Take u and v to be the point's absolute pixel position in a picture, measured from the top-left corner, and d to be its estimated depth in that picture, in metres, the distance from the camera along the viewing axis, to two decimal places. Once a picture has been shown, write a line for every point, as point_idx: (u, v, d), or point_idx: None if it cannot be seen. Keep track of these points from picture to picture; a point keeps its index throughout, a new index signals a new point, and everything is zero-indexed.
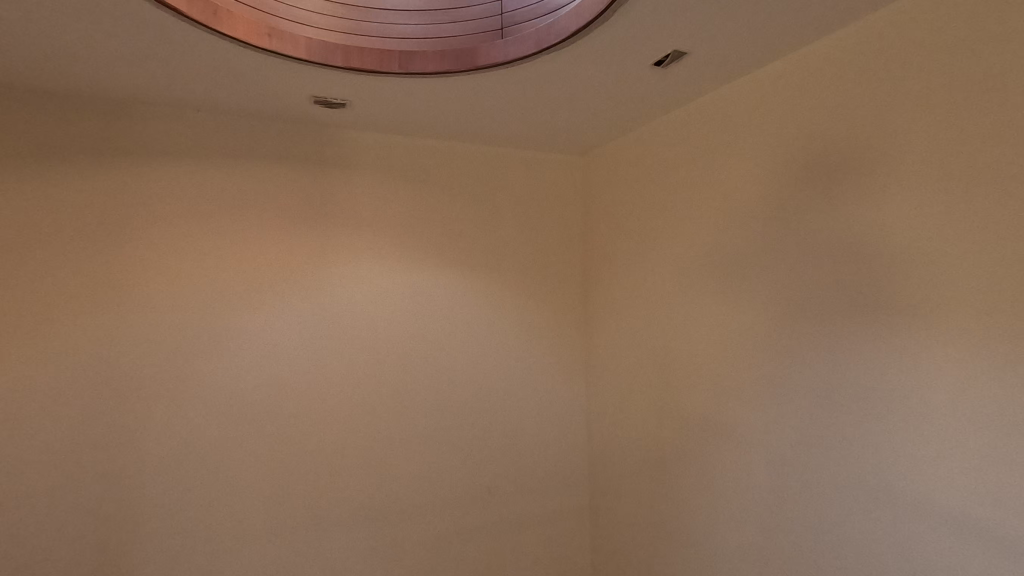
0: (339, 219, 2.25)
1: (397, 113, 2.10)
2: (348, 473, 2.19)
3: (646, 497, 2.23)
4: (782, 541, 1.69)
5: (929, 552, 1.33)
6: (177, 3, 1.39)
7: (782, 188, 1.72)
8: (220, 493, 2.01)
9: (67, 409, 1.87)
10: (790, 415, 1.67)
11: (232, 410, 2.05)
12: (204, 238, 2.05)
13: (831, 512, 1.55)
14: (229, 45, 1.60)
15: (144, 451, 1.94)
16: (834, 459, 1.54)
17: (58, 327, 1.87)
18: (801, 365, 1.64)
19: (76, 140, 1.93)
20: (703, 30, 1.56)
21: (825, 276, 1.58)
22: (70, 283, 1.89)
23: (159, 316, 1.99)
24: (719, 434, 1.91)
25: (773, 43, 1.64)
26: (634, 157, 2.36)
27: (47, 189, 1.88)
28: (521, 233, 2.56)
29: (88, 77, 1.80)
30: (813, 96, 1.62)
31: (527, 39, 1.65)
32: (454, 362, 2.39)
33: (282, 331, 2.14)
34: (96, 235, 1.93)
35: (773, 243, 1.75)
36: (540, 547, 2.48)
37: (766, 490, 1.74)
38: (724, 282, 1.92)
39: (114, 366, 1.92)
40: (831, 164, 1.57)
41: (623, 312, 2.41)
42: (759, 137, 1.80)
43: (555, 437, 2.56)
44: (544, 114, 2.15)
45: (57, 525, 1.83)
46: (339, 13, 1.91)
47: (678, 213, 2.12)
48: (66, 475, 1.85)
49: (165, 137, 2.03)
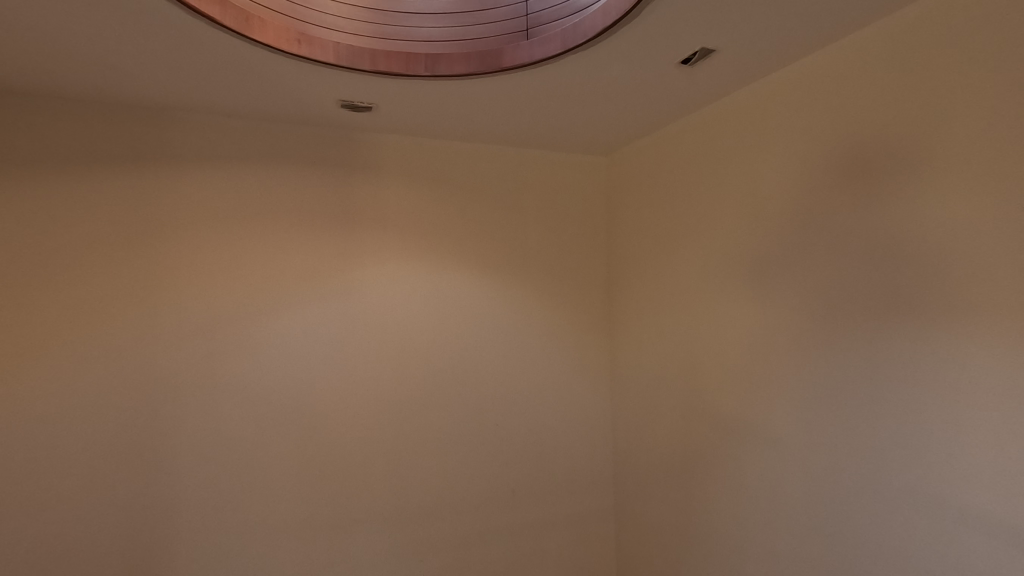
0: (363, 220, 2.26)
1: (419, 114, 2.10)
2: (375, 474, 2.22)
3: (673, 500, 2.21)
4: (808, 542, 1.67)
5: (957, 551, 1.31)
6: (211, 10, 1.42)
7: (810, 187, 1.68)
8: (252, 491, 2.06)
9: (106, 408, 1.93)
10: (815, 415, 1.65)
11: (263, 410, 2.09)
12: (229, 241, 2.09)
13: (857, 511, 1.53)
14: (258, 51, 1.62)
15: (178, 450, 1.99)
16: (859, 454, 1.52)
17: (95, 329, 1.93)
18: (829, 365, 1.61)
19: (108, 146, 1.98)
20: (729, 30, 1.54)
21: (854, 277, 1.54)
22: (103, 288, 1.95)
23: (189, 318, 2.03)
24: (745, 437, 1.89)
25: (802, 42, 1.61)
26: (658, 156, 2.34)
27: (83, 195, 1.94)
28: (544, 234, 2.55)
29: (119, 84, 1.84)
30: (843, 92, 1.58)
31: (552, 40, 1.64)
32: (479, 364, 2.41)
33: (308, 333, 2.17)
34: (128, 239, 1.98)
35: (801, 243, 1.71)
36: (564, 548, 2.49)
37: (790, 491, 1.73)
38: (751, 283, 1.89)
39: (148, 367, 1.98)
40: (860, 163, 1.53)
41: (648, 313, 2.39)
42: (787, 134, 1.76)
43: (581, 438, 2.56)
44: (567, 115, 2.14)
45: (95, 521, 1.90)
46: (365, 18, 1.92)
47: (704, 213, 2.10)
48: (103, 472, 1.91)
49: (193, 142, 2.07)
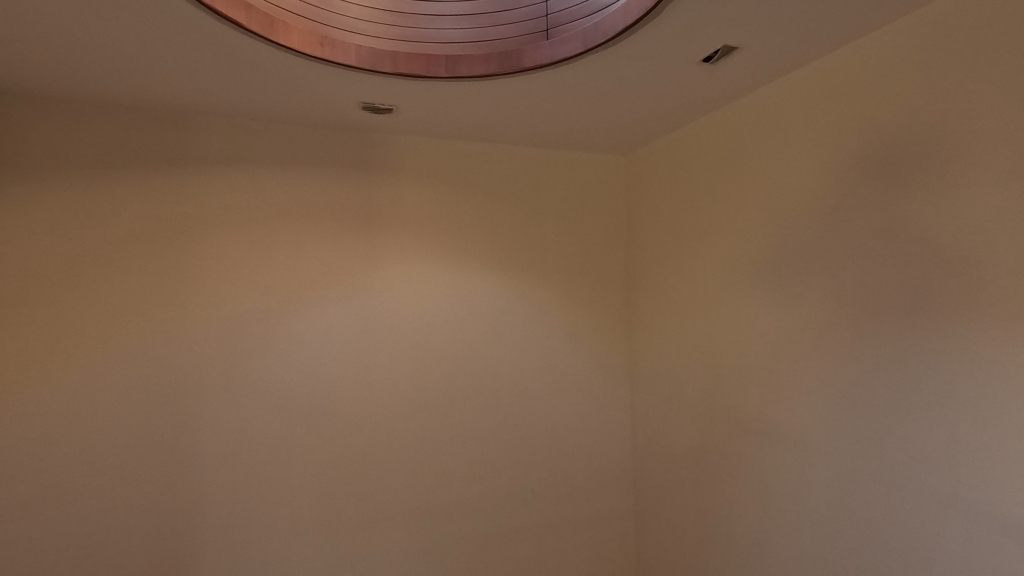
0: (382, 220, 2.28)
1: (437, 115, 2.11)
2: (394, 473, 2.23)
3: (694, 502, 2.19)
4: (832, 543, 1.64)
5: (987, 551, 1.27)
6: (237, 15, 1.45)
7: (833, 185, 1.65)
8: (274, 489, 2.09)
9: (132, 406, 1.97)
10: (840, 415, 1.62)
11: (284, 408, 2.12)
12: (250, 242, 2.12)
13: (882, 509, 1.50)
14: (281, 55, 1.64)
15: (202, 448, 2.02)
16: (886, 453, 1.49)
17: (122, 329, 1.97)
18: (854, 365, 1.58)
19: (134, 149, 2.02)
20: (751, 28, 1.52)
21: (881, 277, 1.51)
22: (131, 290, 1.99)
23: (212, 318, 2.07)
24: (767, 438, 1.87)
25: (825, 39, 1.58)
26: (679, 155, 2.32)
27: (110, 197, 1.98)
28: (562, 234, 2.54)
29: (144, 88, 1.88)
30: (868, 87, 1.55)
31: (572, 40, 1.63)
32: (498, 364, 2.41)
33: (329, 332, 2.19)
34: (154, 241, 2.02)
35: (824, 242, 1.68)
36: (583, 549, 2.48)
37: (814, 493, 1.70)
38: (773, 283, 1.86)
39: (172, 366, 2.02)
40: (885, 161, 1.50)
41: (668, 313, 2.38)
42: (810, 131, 1.73)
43: (599, 439, 2.55)
44: (586, 115, 2.13)
45: (121, 517, 1.94)
46: (386, 20, 1.93)
47: (725, 213, 2.08)
48: (130, 470, 1.95)
49: (216, 145, 2.11)
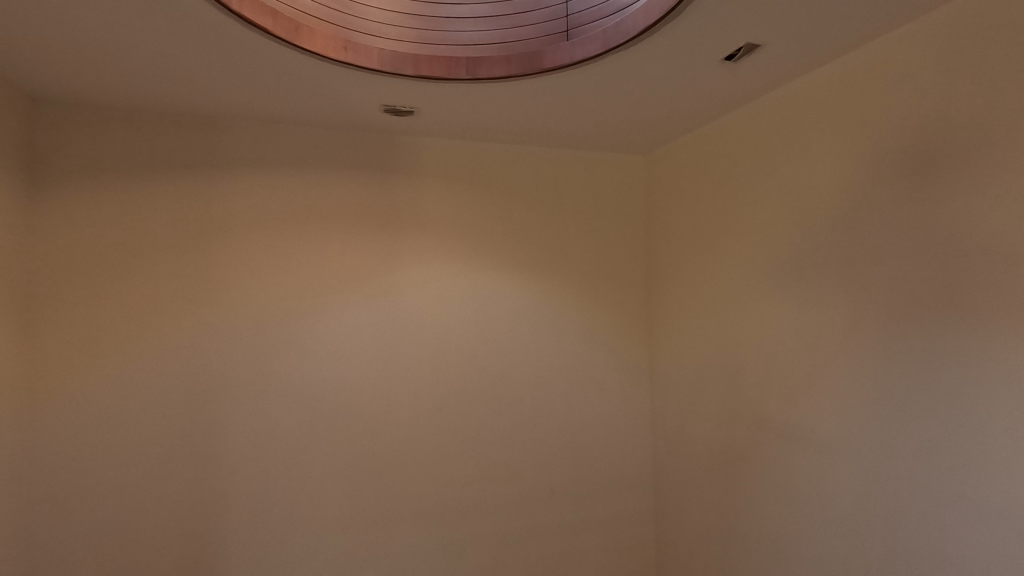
0: (402, 221, 2.30)
1: (456, 117, 2.12)
2: (416, 472, 2.25)
3: (716, 505, 2.17)
4: (856, 545, 1.61)
5: (1017, 554, 1.24)
6: (263, 21, 1.47)
7: (860, 183, 1.62)
8: (298, 486, 2.12)
9: (160, 405, 2.02)
10: (864, 416, 1.59)
11: (307, 408, 2.15)
12: (273, 243, 2.15)
13: (907, 510, 1.48)
14: (304, 59, 1.67)
15: (229, 446, 2.07)
16: (910, 454, 1.47)
17: (151, 330, 2.02)
18: (882, 364, 1.55)
19: (161, 153, 2.07)
20: (775, 26, 1.50)
21: (909, 278, 1.48)
22: (158, 291, 2.04)
23: (237, 318, 2.11)
24: (791, 440, 1.84)
25: (850, 36, 1.56)
26: (700, 154, 2.29)
27: (139, 200, 2.03)
28: (582, 234, 2.54)
29: (171, 94, 1.92)
30: (897, 83, 1.51)
31: (593, 40, 1.63)
32: (517, 365, 2.41)
33: (351, 331, 2.22)
34: (182, 243, 2.06)
35: (851, 241, 1.65)
36: (603, 549, 2.48)
37: (838, 494, 1.67)
38: (796, 284, 1.84)
39: (199, 366, 2.06)
40: (913, 160, 1.47)
41: (688, 314, 2.36)
42: (836, 127, 1.69)
43: (619, 440, 2.54)
44: (604, 115, 2.13)
45: (151, 513, 1.99)
46: (407, 23, 1.95)
47: (747, 211, 2.05)
48: (159, 467, 2.00)
49: (239, 148, 2.14)
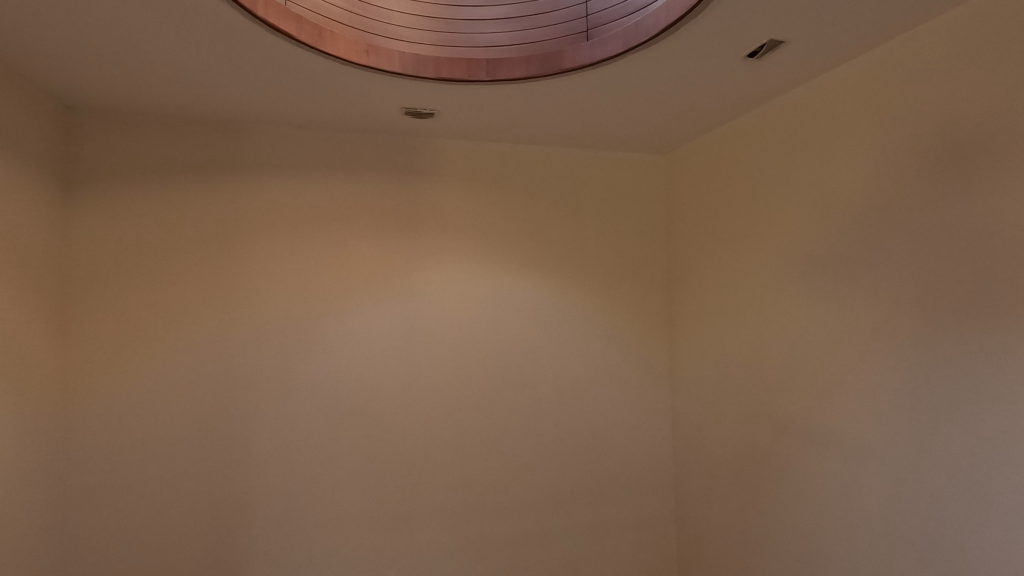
0: (424, 224, 2.32)
1: (476, 118, 2.13)
2: (437, 472, 2.27)
3: (740, 508, 2.14)
4: (886, 550, 1.57)
5: None
6: (288, 27, 1.50)
7: (888, 180, 1.58)
8: (321, 485, 2.15)
9: (188, 403, 2.06)
10: (894, 418, 1.56)
11: (330, 407, 2.18)
12: (296, 244, 2.19)
13: (939, 515, 1.44)
14: (327, 63, 1.69)
15: (254, 445, 2.10)
16: (944, 457, 1.43)
17: (178, 330, 2.07)
18: (913, 364, 1.51)
19: (187, 157, 2.11)
20: (799, 22, 1.48)
21: (943, 278, 1.44)
22: (185, 293, 2.08)
23: (261, 318, 2.14)
24: (817, 443, 1.81)
25: (878, 30, 1.53)
26: (722, 152, 2.27)
27: (166, 203, 2.08)
28: (602, 234, 2.53)
29: (197, 99, 1.96)
30: (928, 78, 1.48)
31: (614, 39, 1.62)
32: (538, 365, 2.41)
33: (374, 332, 2.24)
34: (207, 245, 2.11)
35: (879, 239, 1.61)
36: (624, 551, 2.46)
37: (867, 498, 1.64)
38: (822, 284, 1.80)
39: (225, 366, 2.10)
40: (945, 157, 1.44)
41: (711, 314, 2.33)
42: (862, 123, 1.66)
43: (640, 441, 2.53)
44: (624, 114, 2.11)
45: (179, 510, 2.03)
46: (428, 26, 1.97)
47: (770, 210, 2.02)
48: (186, 464, 2.05)
49: (262, 151, 2.18)
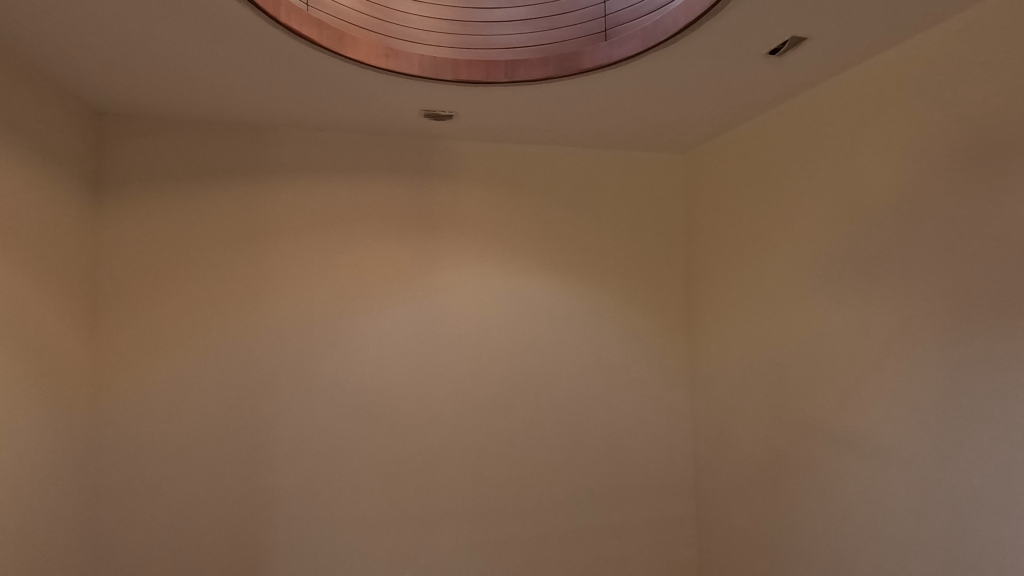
0: (442, 225, 2.33)
1: (493, 119, 2.14)
2: (455, 472, 2.27)
3: (762, 510, 2.11)
4: (913, 554, 1.54)
5: None
6: (310, 32, 1.53)
7: (914, 178, 1.55)
8: (342, 483, 2.17)
9: (211, 402, 2.10)
10: (922, 420, 1.52)
11: (350, 407, 2.20)
12: (316, 246, 2.22)
13: (969, 518, 1.40)
14: (348, 67, 1.71)
15: (276, 443, 2.14)
16: (974, 460, 1.40)
17: (202, 330, 2.11)
18: (942, 365, 1.48)
19: (210, 161, 2.15)
20: (822, 19, 1.45)
21: (973, 277, 1.40)
22: (209, 293, 2.12)
23: (282, 318, 2.18)
24: (841, 445, 1.77)
25: (903, 25, 1.50)
26: (742, 150, 2.24)
27: (191, 206, 2.13)
28: (619, 234, 2.52)
29: (220, 103, 2.00)
30: (956, 73, 1.45)
31: (632, 39, 1.62)
32: (556, 365, 2.41)
33: (393, 332, 2.26)
34: (230, 246, 2.15)
35: (905, 237, 1.58)
36: (643, 553, 2.44)
37: (893, 501, 1.60)
38: (845, 283, 1.77)
39: (248, 365, 2.14)
40: (975, 153, 1.40)
41: (731, 315, 2.31)
42: (888, 119, 1.62)
43: (659, 442, 2.51)
44: (642, 114, 2.10)
45: (203, 506, 2.07)
46: (446, 29, 1.99)
47: (792, 208, 1.99)
48: (210, 462, 2.09)
49: (283, 154, 2.22)
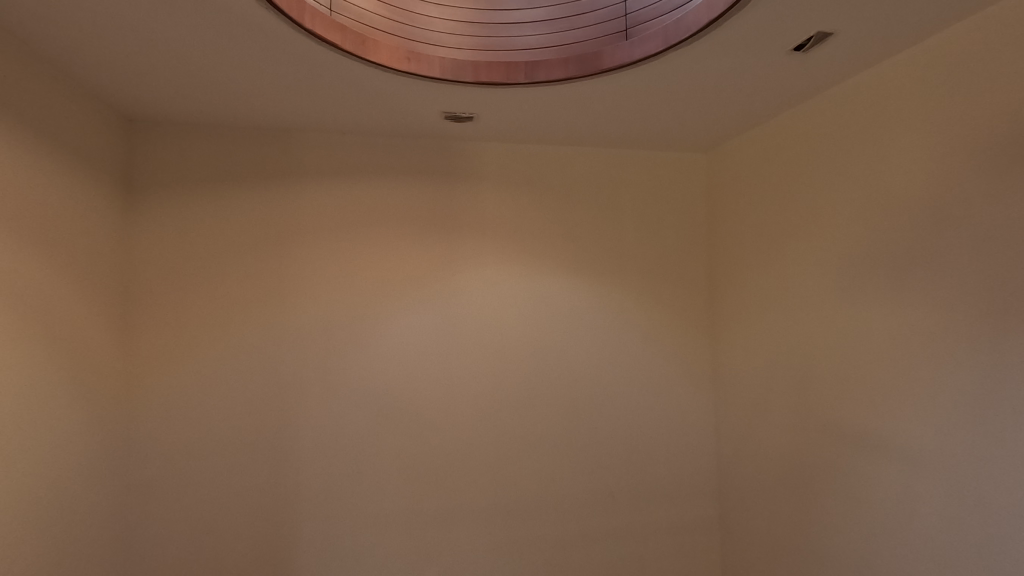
0: (461, 226, 2.34)
1: (511, 120, 2.14)
2: (476, 472, 2.28)
3: (788, 513, 2.08)
4: (945, 559, 1.50)
5: None
6: (333, 36, 1.55)
7: (944, 174, 1.51)
8: (364, 482, 2.19)
9: (235, 402, 2.13)
10: (954, 422, 1.48)
11: (372, 407, 2.22)
12: (336, 247, 2.24)
13: (1005, 522, 1.36)
14: (369, 71, 1.73)
15: (300, 443, 2.16)
16: (1010, 463, 1.35)
17: (226, 330, 2.14)
18: (976, 365, 1.44)
19: (233, 165, 2.19)
20: (849, 14, 1.43)
21: (1008, 275, 1.37)
22: (232, 294, 2.16)
23: (304, 319, 2.20)
24: (870, 447, 1.73)
25: (933, 19, 1.46)
26: (765, 148, 2.22)
27: (214, 209, 2.16)
28: (639, 233, 2.50)
29: (242, 108, 2.03)
30: (989, 67, 1.41)
31: (654, 38, 1.61)
32: (576, 365, 2.40)
33: (414, 333, 2.28)
34: (252, 248, 2.18)
35: (936, 234, 1.54)
36: (665, 555, 2.42)
37: (924, 504, 1.56)
38: (871, 282, 1.73)
39: (271, 365, 2.17)
40: (1008, 148, 1.37)
41: (754, 315, 2.28)
42: (917, 114, 1.59)
43: (681, 444, 2.48)
44: (661, 113, 2.09)
45: (228, 503, 2.10)
46: (467, 31, 2.00)
47: (818, 205, 1.95)
48: (234, 461, 2.12)
49: (304, 157, 2.24)
